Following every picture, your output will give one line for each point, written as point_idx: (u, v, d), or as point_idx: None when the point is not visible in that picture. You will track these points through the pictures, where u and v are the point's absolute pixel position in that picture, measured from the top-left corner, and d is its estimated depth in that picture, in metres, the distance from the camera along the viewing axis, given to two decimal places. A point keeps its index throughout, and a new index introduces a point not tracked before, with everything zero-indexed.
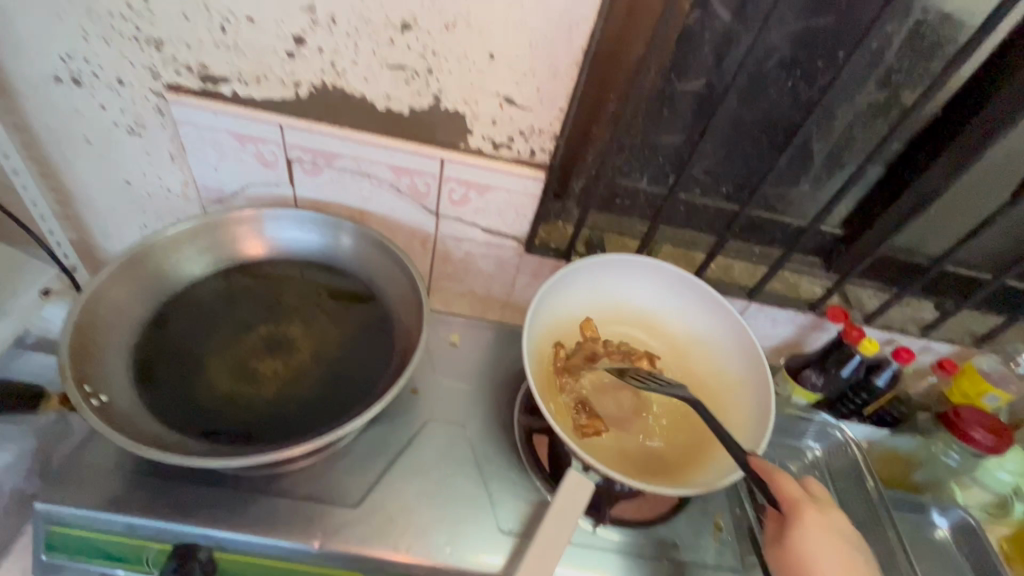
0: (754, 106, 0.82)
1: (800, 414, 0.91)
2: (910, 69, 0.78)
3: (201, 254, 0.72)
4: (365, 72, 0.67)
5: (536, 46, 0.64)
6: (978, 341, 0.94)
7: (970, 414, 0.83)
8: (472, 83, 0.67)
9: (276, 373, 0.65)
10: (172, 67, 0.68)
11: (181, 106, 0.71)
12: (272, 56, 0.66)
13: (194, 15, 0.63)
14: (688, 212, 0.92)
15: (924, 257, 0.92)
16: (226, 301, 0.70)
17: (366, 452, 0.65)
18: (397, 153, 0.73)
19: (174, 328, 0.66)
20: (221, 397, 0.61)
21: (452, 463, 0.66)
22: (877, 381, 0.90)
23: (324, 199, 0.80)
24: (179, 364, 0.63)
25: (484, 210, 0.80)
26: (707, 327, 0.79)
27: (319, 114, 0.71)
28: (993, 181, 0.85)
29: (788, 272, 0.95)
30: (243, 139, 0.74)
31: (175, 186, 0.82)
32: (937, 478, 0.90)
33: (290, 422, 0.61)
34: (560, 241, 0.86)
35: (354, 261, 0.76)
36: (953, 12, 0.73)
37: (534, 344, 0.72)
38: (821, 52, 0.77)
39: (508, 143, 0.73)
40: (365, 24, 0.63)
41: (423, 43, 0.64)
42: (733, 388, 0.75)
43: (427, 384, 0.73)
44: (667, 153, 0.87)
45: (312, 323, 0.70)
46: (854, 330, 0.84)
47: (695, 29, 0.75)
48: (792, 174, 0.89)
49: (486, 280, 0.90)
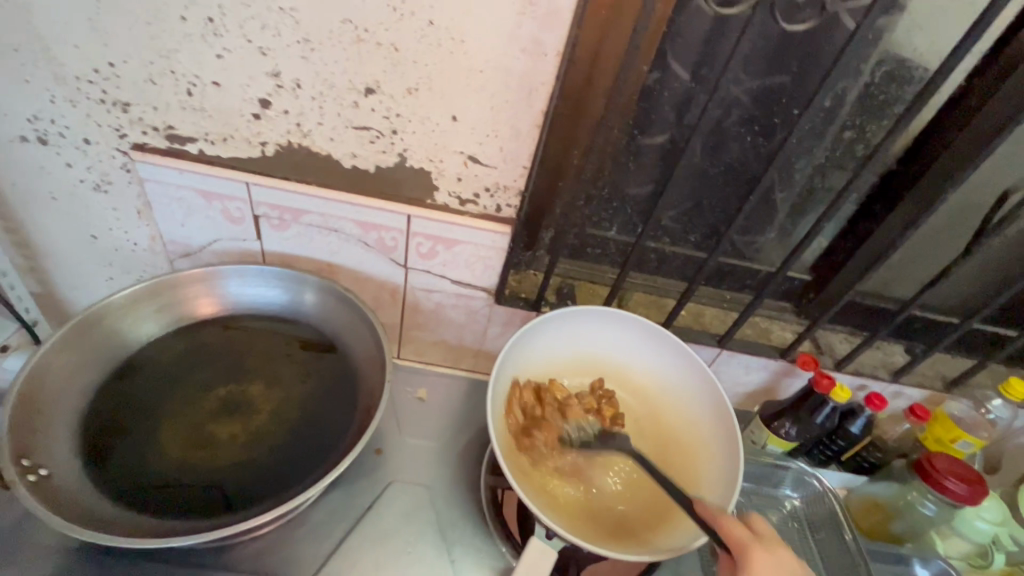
0: (716, 159, 0.82)
1: (775, 462, 0.90)
2: (863, 125, 0.80)
3: (160, 313, 0.71)
4: (331, 132, 0.68)
5: (497, 108, 0.65)
6: (950, 386, 0.94)
7: (944, 464, 0.81)
8: (436, 142, 0.69)
9: (232, 437, 0.63)
10: (139, 127, 0.69)
11: (147, 165, 0.72)
12: (238, 117, 0.68)
13: (160, 80, 0.65)
14: (659, 261, 0.92)
15: (892, 301, 0.93)
16: (186, 363, 0.69)
17: (324, 518, 0.63)
18: (363, 209, 0.74)
19: (129, 393, 0.65)
20: (172, 464, 0.60)
21: (415, 527, 0.65)
22: (852, 428, 0.89)
23: (291, 253, 0.80)
24: (129, 431, 0.62)
25: (452, 263, 0.80)
26: (678, 380, 0.79)
27: (286, 172, 0.72)
28: (954, 228, 0.87)
29: (759, 318, 0.96)
30: (209, 196, 0.74)
31: (142, 240, 0.81)
32: (915, 527, 0.86)
33: (244, 490, 0.59)
34: (530, 291, 0.85)
35: (320, 317, 0.76)
36: (901, 71, 0.76)
37: (502, 402, 0.72)
38: (776, 109, 0.77)
39: (474, 200, 0.74)
40: (329, 88, 0.64)
41: (387, 106, 0.66)
42: (704, 442, 0.75)
43: (392, 444, 0.73)
44: (633, 203, 0.85)
45: (275, 382, 0.69)
46: (824, 379, 0.84)
47: (655, 88, 0.75)
48: (758, 222, 0.90)
49: (458, 330, 0.88)
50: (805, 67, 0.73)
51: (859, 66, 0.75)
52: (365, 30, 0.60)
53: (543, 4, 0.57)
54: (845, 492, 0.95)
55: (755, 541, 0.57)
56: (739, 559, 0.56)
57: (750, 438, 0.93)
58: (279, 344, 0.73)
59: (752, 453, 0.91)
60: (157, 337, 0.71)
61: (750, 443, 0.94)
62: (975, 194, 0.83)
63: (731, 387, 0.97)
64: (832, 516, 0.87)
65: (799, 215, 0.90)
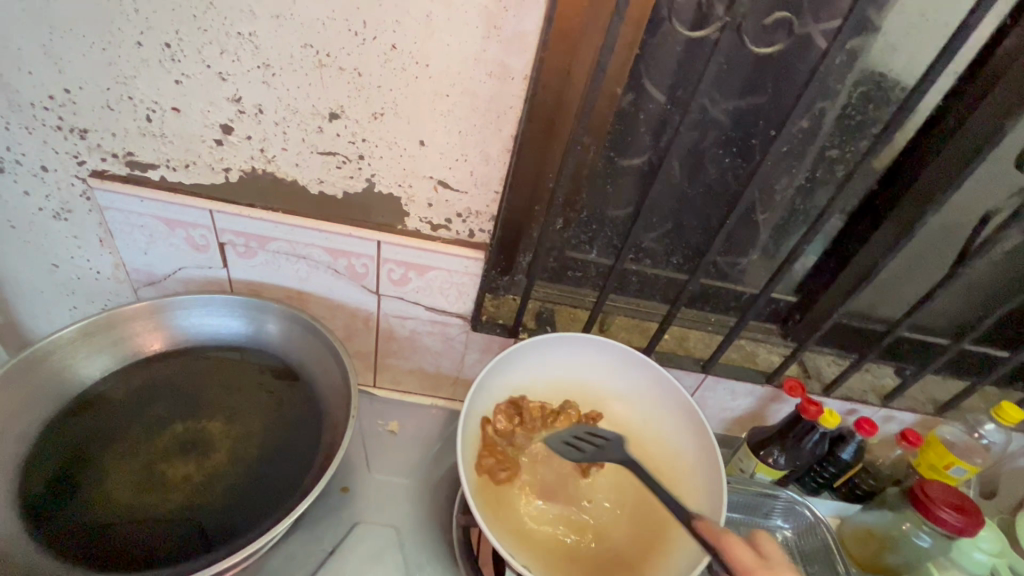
0: (695, 181, 0.81)
1: (766, 492, 0.87)
2: (843, 145, 0.79)
3: (115, 348, 0.70)
4: (296, 157, 0.67)
5: (466, 132, 0.64)
6: (942, 409, 0.91)
7: (937, 492, 0.78)
8: (405, 168, 0.67)
9: (185, 478, 0.61)
10: (97, 154, 0.67)
11: (107, 193, 0.69)
12: (199, 143, 0.66)
13: (118, 106, 0.63)
14: (640, 283, 0.89)
15: (881, 322, 0.91)
16: (141, 398, 0.68)
17: (286, 563, 0.63)
18: (331, 236, 0.72)
19: (78, 432, 0.63)
20: (120, 508, 0.58)
21: (380, 570, 0.64)
22: (843, 455, 0.86)
23: (259, 281, 0.78)
24: (77, 474, 0.60)
25: (425, 290, 0.77)
26: (658, 406, 0.76)
27: (251, 198, 0.70)
28: (942, 247, 0.85)
29: (745, 341, 0.93)
30: (172, 224, 0.72)
31: (106, 268, 0.78)
32: (911, 561, 0.83)
33: (193, 536, 0.57)
34: (507, 317, 0.82)
35: (286, 347, 0.74)
36: (878, 91, 0.75)
37: (473, 437, 0.69)
38: (753, 130, 0.76)
39: (446, 225, 0.72)
40: (292, 113, 0.63)
41: (352, 131, 0.64)
42: (687, 473, 0.72)
43: (359, 480, 0.72)
44: (613, 226, 0.83)
45: (235, 417, 0.67)
46: (811, 406, 0.81)
47: (629, 110, 0.73)
48: (741, 243, 0.88)
49: (434, 357, 0.85)
50: (780, 87, 0.72)
51: (836, 87, 0.74)
52: (327, 55, 0.59)
53: (508, 28, 0.56)
54: (837, 520, 0.92)
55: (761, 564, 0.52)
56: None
57: (739, 466, 0.89)
58: (246, 374, 0.72)
59: (742, 483, 0.87)
60: (110, 371, 0.69)
61: (739, 470, 0.90)
62: (960, 214, 0.81)
63: (717, 413, 0.94)
64: (826, 550, 0.84)
65: (782, 235, 0.88)
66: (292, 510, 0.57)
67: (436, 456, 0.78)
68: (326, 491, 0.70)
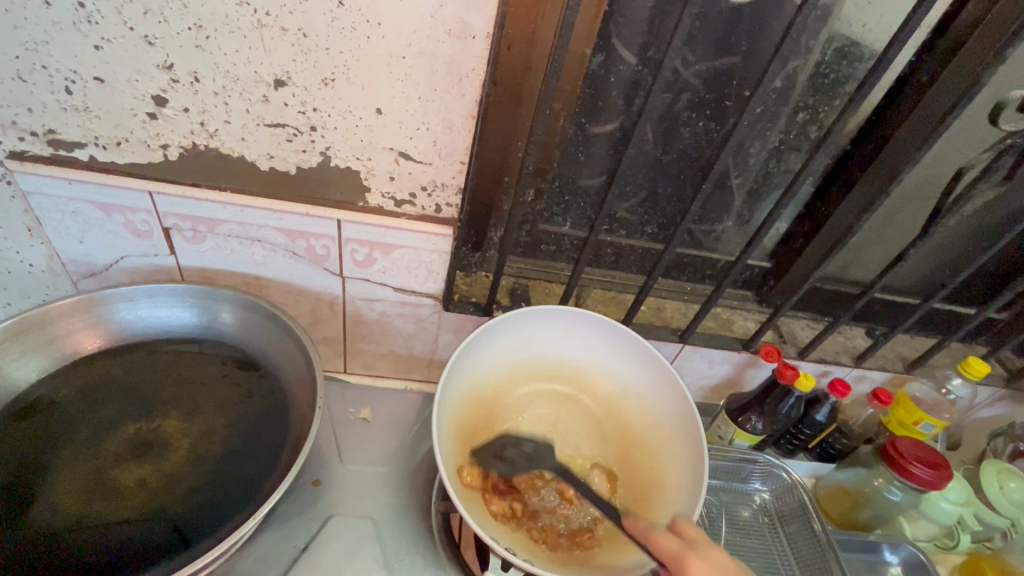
0: (668, 148, 0.78)
1: (743, 458, 0.88)
2: (816, 106, 0.77)
3: (52, 347, 0.64)
4: (241, 131, 0.61)
5: (426, 99, 0.59)
6: (910, 368, 0.93)
7: (908, 448, 0.80)
8: (362, 139, 0.62)
9: (139, 482, 0.58)
10: (14, 133, 0.60)
11: (30, 176, 0.62)
12: (131, 117, 0.60)
13: (31, 77, 0.56)
14: (616, 255, 0.87)
15: (852, 285, 0.91)
16: (86, 399, 0.63)
17: (258, 563, 0.60)
18: (287, 216, 0.67)
19: (17, 440, 0.58)
20: (67, 518, 0.54)
21: (358, 564, 0.62)
22: (817, 416, 0.87)
23: (211, 268, 0.72)
24: (15, 485, 0.55)
25: (392, 270, 0.73)
26: (637, 376, 0.75)
27: (195, 177, 0.64)
28: (916, 207, 0.84)
29: (721, 308, 0.93)
30: (107, 208, 0.66)
31: (38, 261, 0.71)
32: (882, 514, 0.86)
33: (153, 543, 0.54)
34: (480, 295, 0.79)
35: (245, 337, 0.70)
36: (851, 48, 0.72)
37: (447, 420, 0.67)
38: (727, 92, 0.73)
39: (411, 200, 0.68)
40: (233, 81, 0.57)
41: (301, 100, 0.59)
42: (667, 438, 0.72)
43: (333, 473, 0.70)
44: (586, 195, 0.80)
45: (193, 414, 0.64)
46: (788, 369, 0.80)
47: (599, 72, 0.70)
48: (716, 211, 0.86)
49: (406, 340, 0.82)
50: (753, 46, 0.70)
51: (809, 44, 0.71)
52: (266, 13, 0.53)
53: None
54: (812, 480, 0.94)
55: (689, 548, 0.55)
56: (676, 573, 0.54)
57: (717, 434, 0.89)
58: (204, 367, 0.68)
59: (721, 450, 0.88)
60: (47, 373, 0.64)
61: (718, 438, 0.90)
62: (932, 172, 0.80)
63: (696, 382, 0.94)
64: (801, 508, 0.85)
65: (755, 201, 0.86)
66: (259, 509, 0.54)
67: (412, 442, 0.76)
68: (297, 485, 0.67)
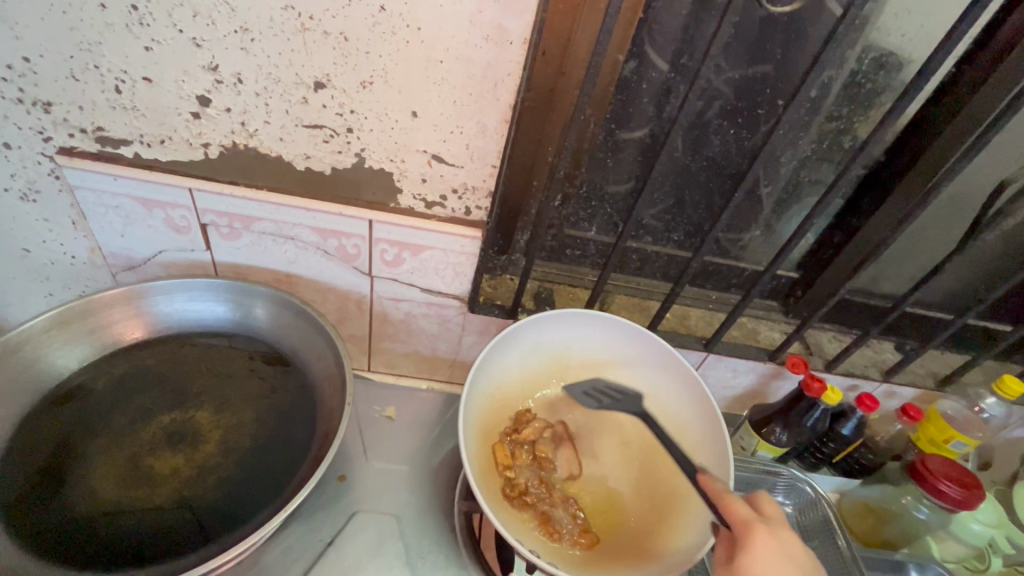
0: (698, 155, 0.78)
1: (766, 470, 0.86)
2: (850, 116, 0.76)
3: (91, 337, 0.66)
4: (280, 132, 0.63)
5: (461, 103, 0.60)
6: (941, 384, 0.91)
7: (938, 465, 0.78)
8: (397, 141, 0.63)
9: (173, 471, 0.59)
10: (64, 129, 0.62)
11: (77, 171, 0.65)
12: (175, 116, 0.61)
13: (83, 76, 0.58)
14: (641, 261, 0.87)
15: (882, 298, 0.90)
16: (123, 388, 0.65)
17: (282, 556, 0.62)
18: (320, 215, 0.68)
19: (58, 426, 0.60)
20: (104, 505, 0.56)
21: (380, 561, 0.63)
22: (843, 430, 0.85)
23: (244, 264, 0.74)
24: (55, 470, 0.57)
25: (419, 271, 0.74)
26: (665, 383, 0.75)
27: (233, 175, 0.66)
28: (953, 220, 0.82)
29: (746, 318, 0.91)
30: (149, 204, 0.68)
31: (81, 253, 0.73)
32: (908, 533, 0.84)
33: (184, 532, 0.55)
34: (505, 298, 0.79)
35: (277, 332, 0.71)
36: (888, 57, 0.71)
37: (472, 422, 0.68)
38: (759, 100, 0.73)
39: (441, 202, 0.68)
40: (275, 82, 0.59)
41: (340, 102, 0.60)
42: (692, 447, 0.71)
43: (356, 470, 0.71)
44: (612, 201, 0.80)
45: (224, 406, 0.65)
46: (815, 382, 0.79)
47: (631, 78, 0.70)
48: (743, 219, 0.85)
49: (430, 340, 0.82)
50: (788, 54, 0.69)
51: (845, 53, 0.70)
52: (310, 18, 0.54)
53: None
54: (836, 495, 0.91)
55: (759, 519, 0.54)
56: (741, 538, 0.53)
57: (740, 445, 0.89)
58: (236, 360, 0.69)
59: (741, 461, 0.87)
60: (87, 362, 0.66)
61: (740, 449, 0.89)
62: (970, 185, 0.79)
63: (718, 391, 0.93)
64: (826, 524, 0.83)
65: (783, 210, 0.85)
66: (289, 502, 0.55)
67: (434, 441, 0.77)
68: (322, 481, 0.68)
